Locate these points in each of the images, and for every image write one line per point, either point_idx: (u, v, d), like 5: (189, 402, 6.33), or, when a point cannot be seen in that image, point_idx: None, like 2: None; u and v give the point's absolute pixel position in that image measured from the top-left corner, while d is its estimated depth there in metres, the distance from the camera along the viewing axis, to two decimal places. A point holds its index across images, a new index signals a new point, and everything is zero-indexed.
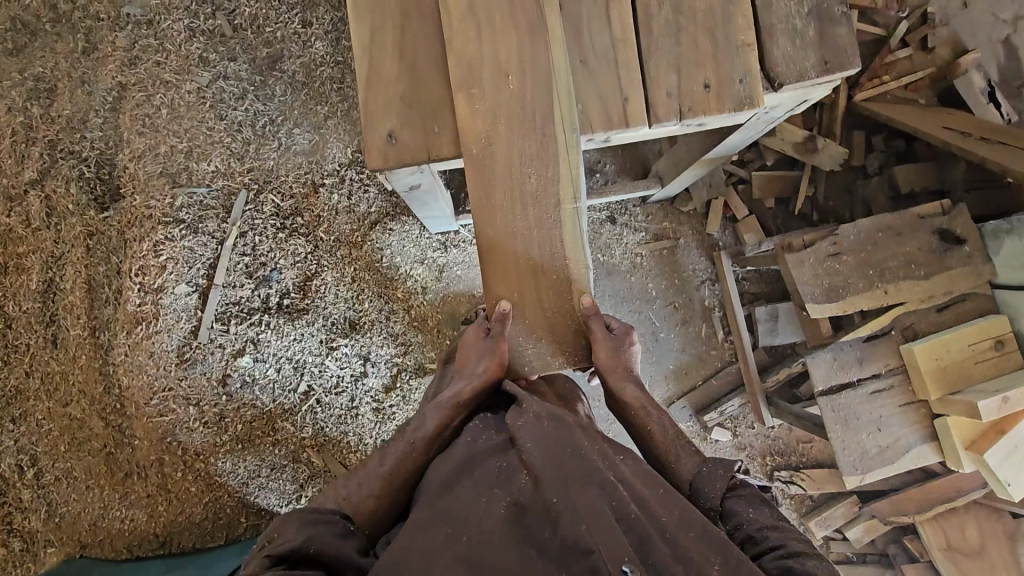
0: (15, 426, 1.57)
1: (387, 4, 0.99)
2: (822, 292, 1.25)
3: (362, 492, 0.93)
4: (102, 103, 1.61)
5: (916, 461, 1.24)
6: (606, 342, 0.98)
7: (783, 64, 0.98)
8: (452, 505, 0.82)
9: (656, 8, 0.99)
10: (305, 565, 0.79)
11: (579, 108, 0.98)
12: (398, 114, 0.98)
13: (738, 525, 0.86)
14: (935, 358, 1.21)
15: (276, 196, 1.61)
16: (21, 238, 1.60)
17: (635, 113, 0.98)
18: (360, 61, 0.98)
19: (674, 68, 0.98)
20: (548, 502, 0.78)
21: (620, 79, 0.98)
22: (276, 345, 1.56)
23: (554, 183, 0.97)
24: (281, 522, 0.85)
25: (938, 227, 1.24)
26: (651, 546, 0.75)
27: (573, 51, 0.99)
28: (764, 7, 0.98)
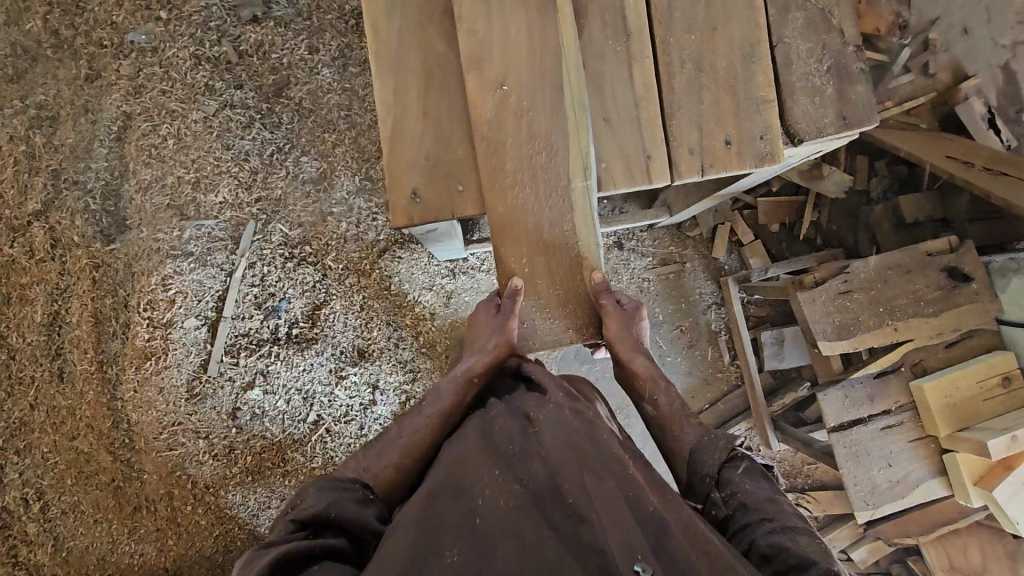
0: (19, 459, 1.55)
1: (408, 62, 0.99)
2: (835, 330, 1.26)
3: (380, 459, 0.90)
4: (107, 133, 1.59)
5: (925, 495, 1.27)
6: (618, 315, 0.96)
7: (802, 119, 1.01)
8: (462, 481, 0.78)
9: (678, 67, 1.00)
10: (326, 530, 0.77)
11: (601, 164, 0.99)
12: (421, 172, 0.99)
13: (734, 491, 0.85)
14: (943, 395, 1.24)
15: (284, 225, 1.60)
16: (25, 269, 1.57)
17: (657, 169, 0.99)
18: (382, 118, 0.99)
19: (695, 125, 1.00)
20: (563, 492, 0.75)
21: (642, 137, 1.00)
22: (285, 376, 1.56)
23: (568, 201, 0.96)
24: (303, 487, 0.84)
25: (947, 264, 1.27)
26: (669, 536, 0.71)
27: (596, 109, 1.00)
28: (784, 67, 1.02)
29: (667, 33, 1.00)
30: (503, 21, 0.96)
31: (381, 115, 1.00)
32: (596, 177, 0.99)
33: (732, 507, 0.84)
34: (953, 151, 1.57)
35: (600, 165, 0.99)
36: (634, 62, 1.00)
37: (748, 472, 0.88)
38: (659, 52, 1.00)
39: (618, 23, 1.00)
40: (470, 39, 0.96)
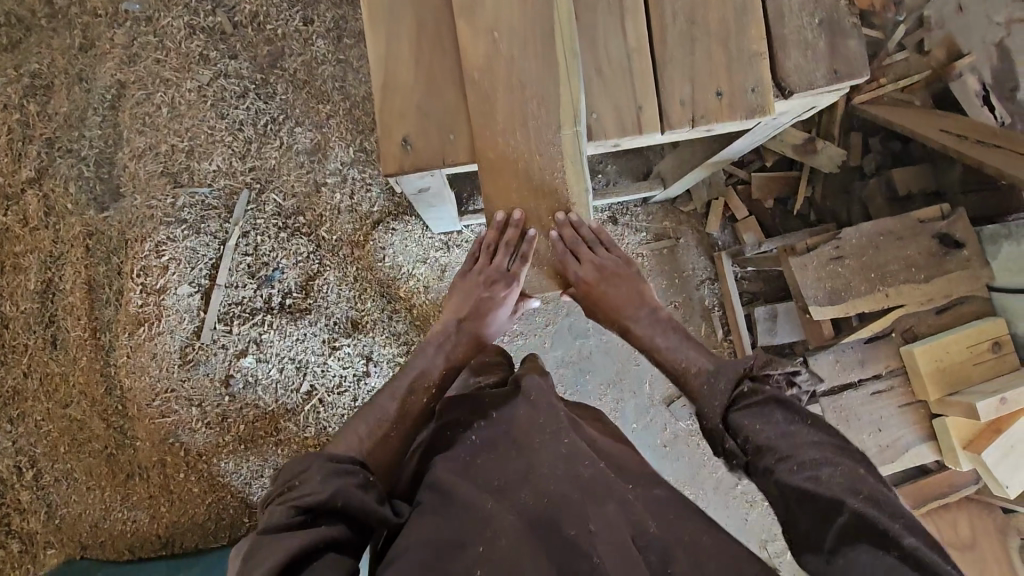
0: (12, 427, 1.55)
1: (402, 14, 1.00)
2: (825, 295, 1.28)
3: (379, 435, 0.95)
4: (101, 101, 1.59)
5: (916, 460, 1.29)
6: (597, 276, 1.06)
7: (794, 73, 1.02)
8: (457, 519, 0.79)
9: (670, 19, 1.01)
10: (331, 518, 0.78)
11: (592, 115, 1.00)
12: (413, 123, 1.00)
13: (747, 437, 0.88)
14: (934, 359, 1.25)
15: (278, 195, 1.61)
16: (19, 237, 1.58)
17: (648, 119, 1.00)
18: (375, 68, 1.00)
19: (688, 78, 1.00)
20: (563, 526, 0.77)
21: (634, 88, 1.00)
22: (278, 344, 1.56)
23: (557, 148, 0.98)
24: (305, 464, 0.84)
25: (939, 231, 1.27)
26: (672, 557, 0.76)
27: (588, 61, 1.01)
28: (776, 21, 1.02)
29: None
30: None
31: (375, 67, 1.01)
32: (587, 128, 1.00)
33: (749, 454, 0.88)
34: (947, 124, 1.57)
35: (591, 116, 1.00)
36: (627, 14, 1.01)
37: (757, 410, 0.91)
38: (652, 5, 1.01)
39: None
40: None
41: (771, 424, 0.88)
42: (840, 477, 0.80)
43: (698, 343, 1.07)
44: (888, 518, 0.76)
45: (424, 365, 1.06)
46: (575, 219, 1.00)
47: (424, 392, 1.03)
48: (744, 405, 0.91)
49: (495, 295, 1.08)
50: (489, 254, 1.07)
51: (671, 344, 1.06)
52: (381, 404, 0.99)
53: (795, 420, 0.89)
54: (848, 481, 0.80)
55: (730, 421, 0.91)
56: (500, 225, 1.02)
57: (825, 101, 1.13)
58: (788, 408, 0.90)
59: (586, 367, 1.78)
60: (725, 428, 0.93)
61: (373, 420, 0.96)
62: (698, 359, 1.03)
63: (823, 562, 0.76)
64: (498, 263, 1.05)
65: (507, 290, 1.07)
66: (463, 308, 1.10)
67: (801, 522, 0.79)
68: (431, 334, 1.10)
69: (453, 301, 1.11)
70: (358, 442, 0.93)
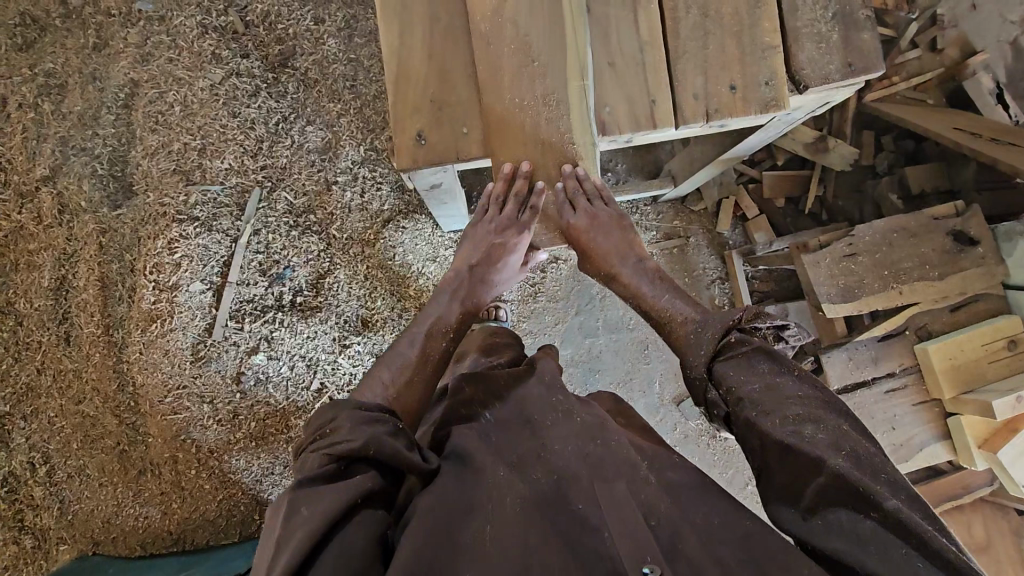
0: (26, 424, 1.57)
1: (415, 8, 1.01)
2: (839, 293, 1.27)
3: (404, 379, 0.96)
4: (114, 100, 1.60)
5: (930, 459, 1.28)
6: (597, 227, 1.04)
7: (808, 66, 1.01)
8: (469, 484, 0.81)
9: (684, 12, 1.01)
10: (364, 465, 0.79)
11: (606, 109, 1.00)
12: (427, 117, 1.00)
13: (729, 388, 0.87)
14: (949, 357, 1.24)
15: (289, 194, 1.61)
16: (33, 235, 1.59)
17: (662, 114, 1.00)
18: (389, 61, 1.00)
19: (700, 71, 1.00)
20: (571, 499, 0.80)
21: (648, 83, 1.00)
22: (290, 342, 1.56)
23: (568, 134, 0.98)
24: (335, 416, 0.84)
25: (953, 228, 1.26)
26: (681, 538, 0.76)
27: (601, 54, 1.01)
28: (790, 14, 1.02)
29: None
30: None
31: (388, 60, 1.01)
32: (599, 122, 1.00)
33: (729, 403, 0.87)
34: (960, 123, 1.56)
35: (604, 110, 1.01)
36: (639, 7, 1.00)
37: (742, 360, 0.89)
38: None
39: None
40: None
41: (755, 376, 0.86)
42: (823, 435, 0.78)
43: (683, 291, 1.05)
44: (869, 477, 0.75)
45: (440, 312, 1.07)
46: (583, 173, 0.99)
47: (442, 337, 1.05)
48: (730, 354, 0.90)
49: (507, 243, 1.06)
50: (498, 206, 1.04)
51: (655, 292, 1.05)
52: (400, 352, 0.99)
53: (782, 372, 0.86)
54: (832, 438, 0.78)
55: (714, 369, 0.90)
56: (508, 177, 1.00)
57: (838, 96, 1.13)
58: (773, 359, 0.88)
59: (597, 366, 1.78)
60: (708, 377, 0.91)
61: (395, 366, 0.97)
62: (684, 309, 1.01)
63: (800, 518, 0.75)
64: (508, 214, 1.03)
65: (518, 238, 1.05)
66: (475, 256, 1.08)
67: (774, 477, 0.79)
68: (443, 281, 1.10)
69: (465, 248, 1.10)
70: (383, 388, 0.93)
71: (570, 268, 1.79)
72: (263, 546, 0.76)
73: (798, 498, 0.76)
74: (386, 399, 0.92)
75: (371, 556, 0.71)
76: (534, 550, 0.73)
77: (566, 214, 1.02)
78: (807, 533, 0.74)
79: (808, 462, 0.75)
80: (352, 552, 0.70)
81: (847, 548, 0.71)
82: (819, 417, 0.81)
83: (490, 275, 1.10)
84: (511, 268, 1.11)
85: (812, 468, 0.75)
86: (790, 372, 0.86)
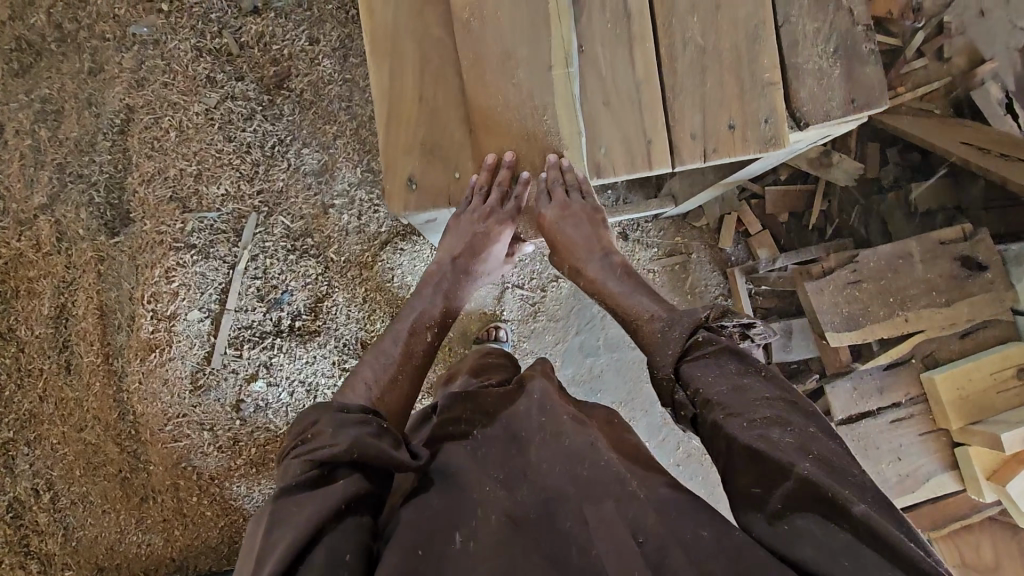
0: (29, 450, 1.57)
1: (406, 52, 1.04)
2: (842, 321, 1.25)
3: (386, 380, 0.99)
4: (110, 126, 1.59)
5: (938, 490, 1.28)
6: (574, 217, 1.06)
7: (809, 101, 1.02)
8: (447, 503, 0.83)
9: (680, 48, 1.01)
10: (348, 468, 0.82)
11: (604, 150, 1.03)
12: (416, 161, 1.06)
13: (697, 389, 0.86)
14: (956, 386, 1.24)
15: (286, 218, 1.60)
16: (31, 262, 1.59)
17: (658, 153, 1.02)
18: (379, 104, 1.05)
19: (698, 108, 1.01)
20: (557, 518, 0.81)
21: (644, 120, 1.02)
22: (289, 368, 1.57)
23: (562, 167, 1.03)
24: (317, 419, 0.87)
25: (961, 254, 1.24)
26: (668, 550, 0.75)
27: (597, 91, 1.03)
28: (791, 50, 1.02)
29: (670, 16, 1.01)
30: (497, 9, 1.00)
31: (380, 104, 1.06)
32: (594, 163, 1.04)
33: (697, 405, 0.86)
34: (972, 136, 1.53)
35: (600, 151, 1.04)
36: (635, 43, 1.01)
37: (711, 360, 0.88)
38: (661, 36, 1.02)
39: (619, 6, 1.01)
40: (472, 28, 1.01)
41: (723, 377, 0.85)
42: (791, 438, 0.78)
43: (648, 287, 1.07)
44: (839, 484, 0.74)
45: (425, 305, 1.11)
46: (567, 164, 1.03)
47: (427, 333, 1.08)
48: (696, 355, 0.90)
49: (490, 232, 1.09)
50: (481, 196, 1.06)
51: (621, 288, 1.06)
52: (385, 350, 1.02)
53: (749, 372, 0.86)
54: (800, 441, 0.78)
55: (681, 370, 0.89)
56: (491, 168, 1.04)
57: (839, 130, 1.14)
58: (741, 359, 0.87)
59: (599, 385, 1.76)
60: (675, 378, 0.91)
61: (379, 365, 0.99)
62: (652, 307, 1.01)
63: (766, 524, 0.74)
64: (491, 203, 1.05)
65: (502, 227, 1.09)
66: (459, 246, 1.11)
67: (741, 480, 0.78)
68: (428, 274, 1.14)
69: (449, 238, 1.12)
70: (366, 389, 0.95)
71: (571, 288, 1.77)
72: (245, 553, 0.79)
73: (764, 503, 0.75)
74: (370, 399, 0.94)
75: (356, 561, 0.74)
76: (516, 562, 0.75)
77: (542, 204, 1.06)
78: (777, 541, 0.73)
79: (774, 470, 0.75)
80: (339, 558, 0.73)
81: (817, 559, 0.69)
82: (787, 420, 0.81)
83: (474, 264, 1.14)
84: (494, 258, 1.15)
85: (780, 473, 0.74)
86: (757, 372, 0.86)
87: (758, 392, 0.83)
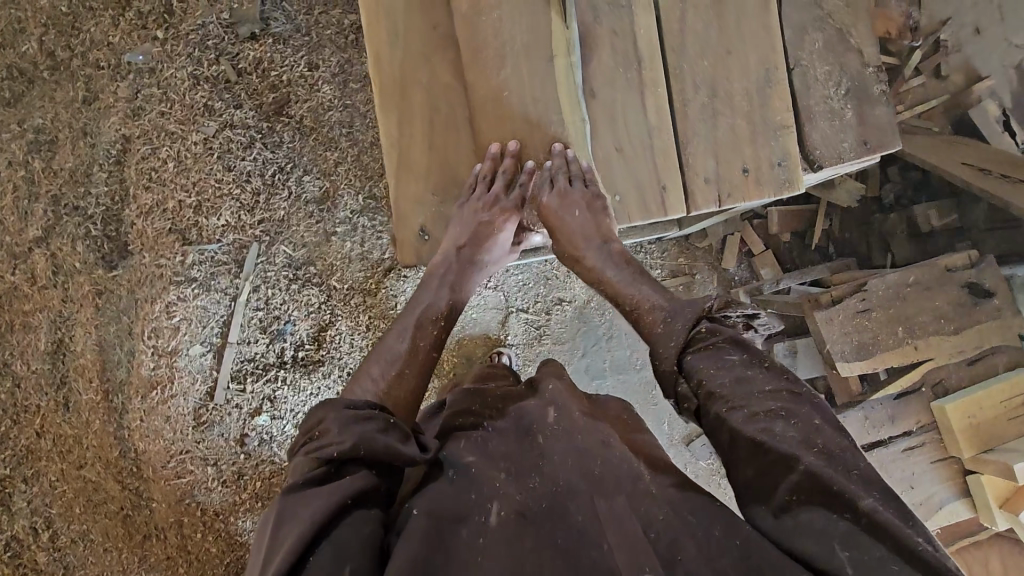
0: (27, 488, 1.54)
1: (414, 103, 1.05)
2: (853, 350, 1.25)
3: (393, 375, 0.96)
4: (107, 157, 1.56)
5: (951, 516, 1.34)
6: (577, 205, 1.02)
7: (821, 143, 1.08)
8: (446, 498, 0.81)
9: (692, 92, 1.05)
10: (355, 464, 0.81)
11: (617, 198, 1.05)
12: (428, 210, 1.07)
13: (701, 380, 0.85)
14: (967, 416, 1.30)
15: (287, 247, 1.58)
16: (27, 296, 1.55)
17: (673, 202, 1.05)
18: (388, 159, 1.05)
19: (711, 154, 1.06)
20: (571, 510, 0.80)
21: (657, 168, 1.05)
22: (292, 401, 1.55)
23: (582, 185, 1.02)
24: (324, 417, 0.86)
25: (968, 281, 1.27)
26: (679, 546, 0.75)
27: (609, 139, 1.05)
28: (803, 92, 1.08)
29: (680, 60, 1.05)
30: (505, 51, 1.00)
31: (388, 156, 1.06)
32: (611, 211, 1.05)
33: (700, 397, 0.85)
34: (976, 158, 1.52)
35: (615, 198, 1.05)
36: (646, 87, 1.04)
37: (714, 352, 0.87)
38: (672, 79, 1.05)
39: (630, 49, 1.04)
40: (479, 75, 1.01)
41: (727, 369, 0.85)
42: (794, 431, 0.78)
43: (648, 278, 1.04)
44: (841, 477, 0.74)
45: (430, 299, 1.06)
46: (572, 154, 1.02)
47: (432, 325, 1.03)
48: (700, 345, 0.88)
49: (494, 221, 1.05)
50: (485, 186, 1.04)
51: (621, 278, 1.04)
52: (391, 346, 0.99)
53: (754, 365, 0.85)
54: (802, 434, 0.78)
55: (685, 362, 0.88)
56: (495, 157, 1.03)
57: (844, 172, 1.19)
58: (742, 349, 0.87)
59: None
60: (678, 369, 0.90)
61: (385, 360, 0.97)
62: (653, 296, 1.00)
63: (772, 516, 0.74)
64: (496, 191, 1.03)
65: (506, 217, 1.06)
66: (463, 236, 1.05)
67: (744, 471, 0.78)
68: (431, 268, 1.07)
69: (451, 229, 1.06)
70: (373, 384, 0.94)
71: (576, 310, 1.76)
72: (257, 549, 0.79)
73: (771, 496, 0.75)
74: (377, 393, 0.93)
75: (365, 556, 0.72)
76: (526, 556, 0.75)
77: (544, 194, 1.04)
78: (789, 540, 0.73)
79: (777, 462, 0.75)
80: (346, 554, 0.71)
81: (820, 549, 0.70)
82: (791, 411, 0.81)
83: (479, 256, 1.08)
84: (500, 247, 1.09)
85: (783, 470, 0.75)
86: (760, 363, 0.86)
87: (761, 385, 0.83)
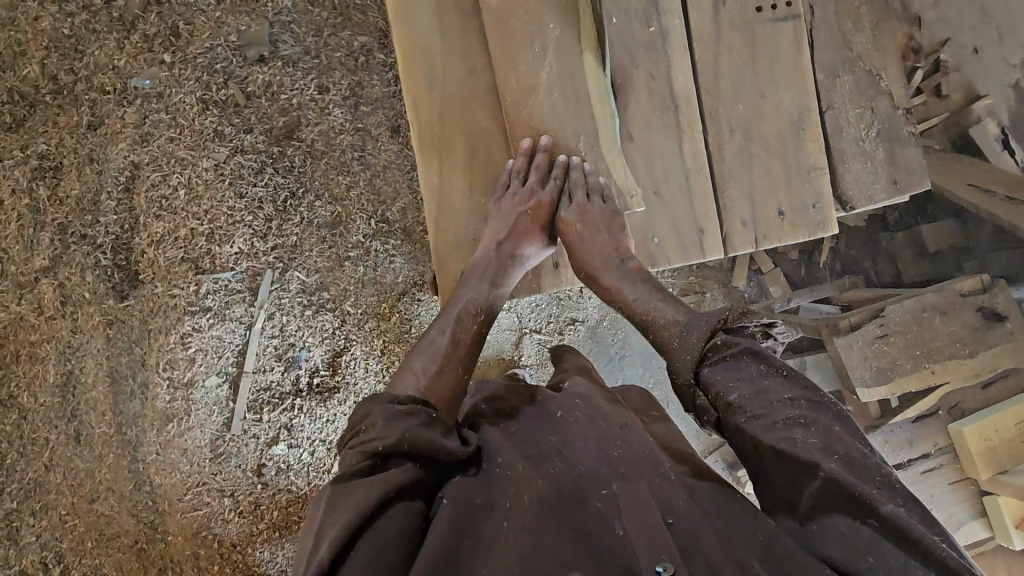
0: (35, 521, 1.50)
1: (451, 142, 1.07)
2: (872, 376, 1.30)
3: (434, 369, 0.99)
4: (115, 184, 1.53)
5: (970, 536, 1.39)
6: (596, 219, 1.05)
7: (853, 185, 1.14)
8: (474, 484, 0.83)
9: (728, 134, 1.10)
10: (399, 458, 0.81)
11: (656, 241, 1.10)
12: (467, 253, 1.10)
13: (719, 394, 0.85)
14: (982, 438, 1.37)
15: (301, 272, 1.57)
16: (33, 327, 1.52)
17: (711, 246, 1.10)
18: (429, 205, 1.09)
19: (748, 196, 1.10)
20: (589, 498, 0.82)
21: (696, 211, 1.09)
22: (309, 429, 1.54)
23: (623, 200, 1.05)
24: (369, 411, 0.86)
25: (983, 305, 1.34)
26: (699, 536, 0.77)
27: (646, 182, 1.09)
28: (835, 135, 1.14)
29: (716, 104, 1.10)
30: (537, 63, 1.01)
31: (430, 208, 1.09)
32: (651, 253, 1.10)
33: (718, 408, 0.86)
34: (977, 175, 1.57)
35: (654, 240, 1.10)
36: (683, 132, 1.09)
37: (730, 364, 0.87)
38: (711, 123, 1.10)
39: (666, 95, 1.09)
40: (512, 93, 1.02)
41: (745, 380, 0.85)
42: (816, 438, 0.79)
43: (668, 296, 1.02)
44: (878, 484, 0.76)
45: (472, 295, 1.04)
46: (590, 167, 1.05)
47: (473, 318, 1.03)
48: (717, 359, 0.87)
49: (530, 218, 1.06)
50: (520, 181, 1.06)
51: (637, 295, 1.02)
52: (432, 341, 1.01)
53: (771, 375, 0.86)
54: (823, 441, 0.79)
55: (702, 376, 0.87)
56: (528, 153, 1.05)
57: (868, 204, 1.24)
58: (760, 359, 0.86)
59: None
60: (694, 382, 0.89)
61: (427, 356, 0.99)
62: (668, 312, 0.98)
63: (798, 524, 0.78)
64: (531, 184, 1.05)
65: (541, 212, 1.07)
66: (501, 231, 1.05)
67: (777, 479, 0.79)
68: (472, 262, 1.06)
69: (491, 224, 1.06)
70: (415, 378, 0.97)
71: (588, 330, 1.77)
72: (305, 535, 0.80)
73: (796, 506, 0.78)
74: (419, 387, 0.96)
75: (399, 549, 0.73)
76: (548, 540, 0.76)
77: (562, 207, 1.06)
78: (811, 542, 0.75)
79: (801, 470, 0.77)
80: (381, 550, 0.72)
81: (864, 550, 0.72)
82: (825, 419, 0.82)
83: (516, 254, 1.07)
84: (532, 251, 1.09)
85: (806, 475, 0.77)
86: (777, 373, 0.86)
87: (778, 394, 0.83)
